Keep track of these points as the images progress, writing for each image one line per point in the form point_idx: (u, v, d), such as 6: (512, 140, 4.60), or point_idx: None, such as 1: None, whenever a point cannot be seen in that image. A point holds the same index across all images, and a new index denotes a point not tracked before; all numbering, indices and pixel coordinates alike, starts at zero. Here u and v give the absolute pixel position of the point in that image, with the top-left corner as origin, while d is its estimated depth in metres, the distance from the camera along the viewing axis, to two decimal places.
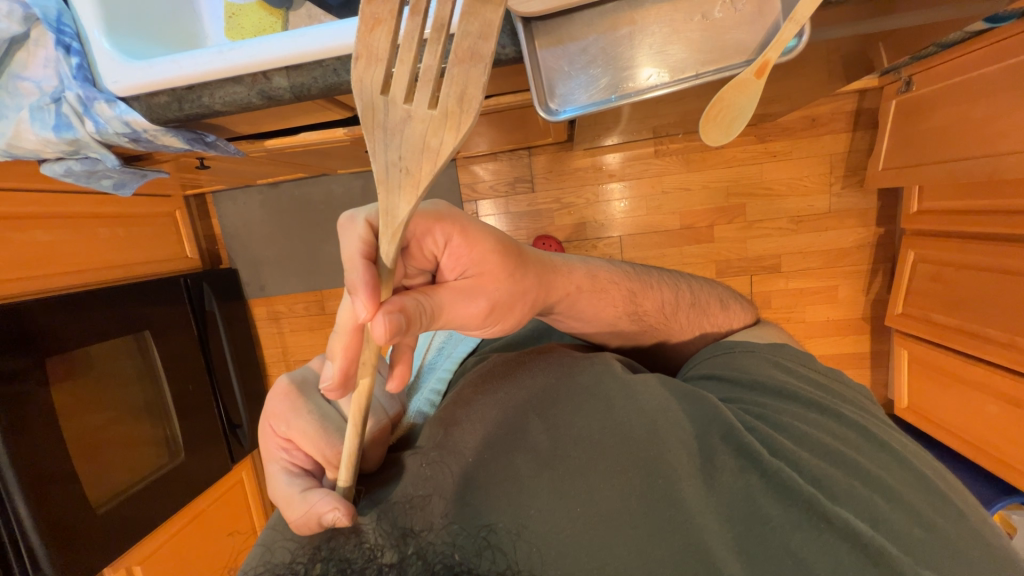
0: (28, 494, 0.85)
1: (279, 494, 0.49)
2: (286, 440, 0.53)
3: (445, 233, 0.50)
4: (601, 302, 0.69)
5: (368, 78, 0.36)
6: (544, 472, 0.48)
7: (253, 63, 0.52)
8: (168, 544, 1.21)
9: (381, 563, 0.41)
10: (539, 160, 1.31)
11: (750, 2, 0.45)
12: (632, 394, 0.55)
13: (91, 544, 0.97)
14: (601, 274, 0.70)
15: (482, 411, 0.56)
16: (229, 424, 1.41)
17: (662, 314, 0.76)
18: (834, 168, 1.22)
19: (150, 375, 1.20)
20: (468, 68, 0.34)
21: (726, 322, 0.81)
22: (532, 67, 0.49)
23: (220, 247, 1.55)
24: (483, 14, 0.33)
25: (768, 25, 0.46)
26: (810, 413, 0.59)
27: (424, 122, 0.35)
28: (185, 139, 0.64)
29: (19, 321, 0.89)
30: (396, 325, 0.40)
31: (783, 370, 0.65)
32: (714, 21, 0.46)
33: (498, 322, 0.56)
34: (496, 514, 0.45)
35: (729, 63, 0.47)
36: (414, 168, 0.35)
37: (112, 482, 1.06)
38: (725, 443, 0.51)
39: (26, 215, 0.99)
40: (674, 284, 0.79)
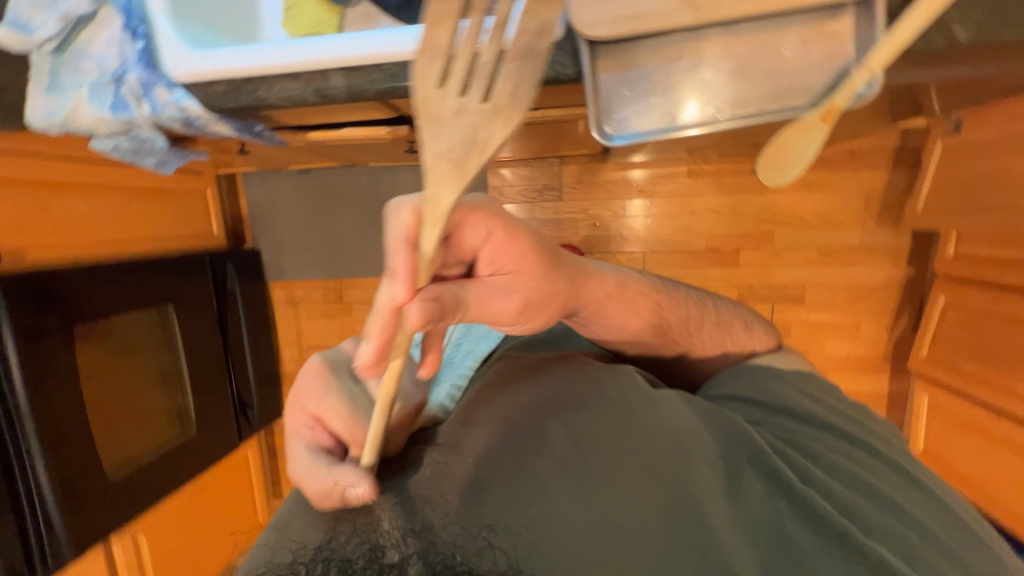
0: (46, 455, 0.87)
1: (303, 468, 0.49)
2: (317, 416, 0.54)
3: (488, 226, 0.50)
4: (628, 313, 0.69)
5: (425, 68, 0.35)
6: (567, 480, 0.47)
7: (311, 62, 0.53)
8: (172, 515, 1.23)
9: (383, 563, 0.38)
10: (569, 170, 1.30)
11: (821, 44, 0.45)
12: (656, 410, 0.55)
13: (102, 509, 1.00)
14: (630, 284, 0.68)
15: (504, 414, 0.55)
16: (239, 402, 1.43)
17: (685, 329, 0.75)
18: (870, 203, 1.20)
19: (169, 346, 1.23)
20: (523, 65, 0.34)
21: (750, 344, 0.78)
22: (592, 88, 0.48)
23: (244, 227, 1.56)
24: (543, 13, 0.34)
25: (836, 67, 0.45)
26: (835, 443, 0.59)
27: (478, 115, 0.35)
28: (235, 127, 0.64)
29: (45, 287, 0.90)
30: (430, 314, 0.40)
31: (807, 397, 0.65)
32: (783, 59, 0.46)
33: (530, 320, 0.55)
34: (500, 516, 0.43)
35: (789, 104, 0.47)
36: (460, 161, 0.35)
37: (125, 449, 1.09)
38: (751, 467, 0.52)
39: (64, 184, 1.00)
40: (700, 301, 0.78)
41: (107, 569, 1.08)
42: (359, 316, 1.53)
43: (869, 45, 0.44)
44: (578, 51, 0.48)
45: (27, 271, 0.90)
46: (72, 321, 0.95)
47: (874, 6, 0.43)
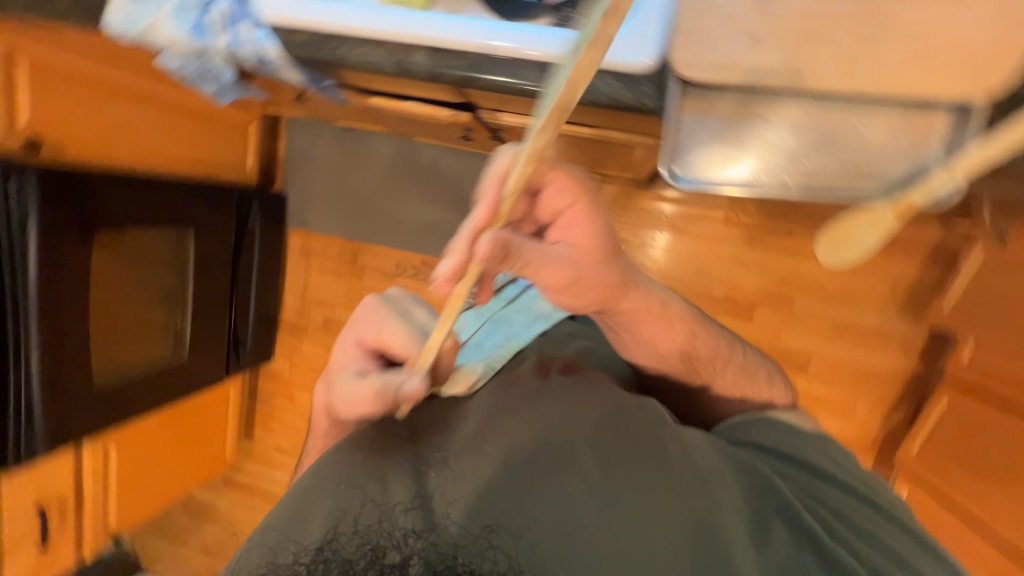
0: (42, 350, 0.88)
1: (362, 387, 0.48)
2: (376, 344, 0.52)
3: (572, 198, 0.53)
4: (661, 330, 0.68)
5: None
6: (594, 503, 0.47)
7: (399, 34, 0.53)
8: (145, 433, 1.24)
9: (383, 563, 0.42)
10: (608, 189, 1.30)
11: (908, 136, 0.45)
12: (685, 447, 0.54)
13: (80, 414, 1.00)
14: (669, 306, 0.68)
15: (529, 420, 0.54)
16: (234, 339, 1.45)
17: (710, 365, 0.72)
18: (895, 292, 1.19)
19: (178, 269, 1.22)
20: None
21: (772, 398, 0.72)
22: (671, 124, 0.48)
23: (277, 169, 1.56)
24: None
25: (916, 158, 0.45)
26: (861, 505, 0.56)
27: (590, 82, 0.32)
28: (304, 77, 0.64)
29: (76, 186, 0.90)
30: (496, 252, 0.41)
31: (829, 456, 0.62)
32: (863, 139, 0.46)
33: (574, 297, 0.57)
34: (507, 522, 0.46)
35: (862, 184, 0.47)
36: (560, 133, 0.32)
37: (115, 359, 1.09)
38: (782, 520, 0.51)
39: (117, 90, 0.99)
40: (728, 341, 0.75)
41: (73, 471, 1.09)
42: (369, 282, 1.53)
43: (959, 143, 0.43)
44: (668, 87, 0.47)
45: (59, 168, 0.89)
46: (90, 223, 0.94)
47: (968, 113, 0.43)
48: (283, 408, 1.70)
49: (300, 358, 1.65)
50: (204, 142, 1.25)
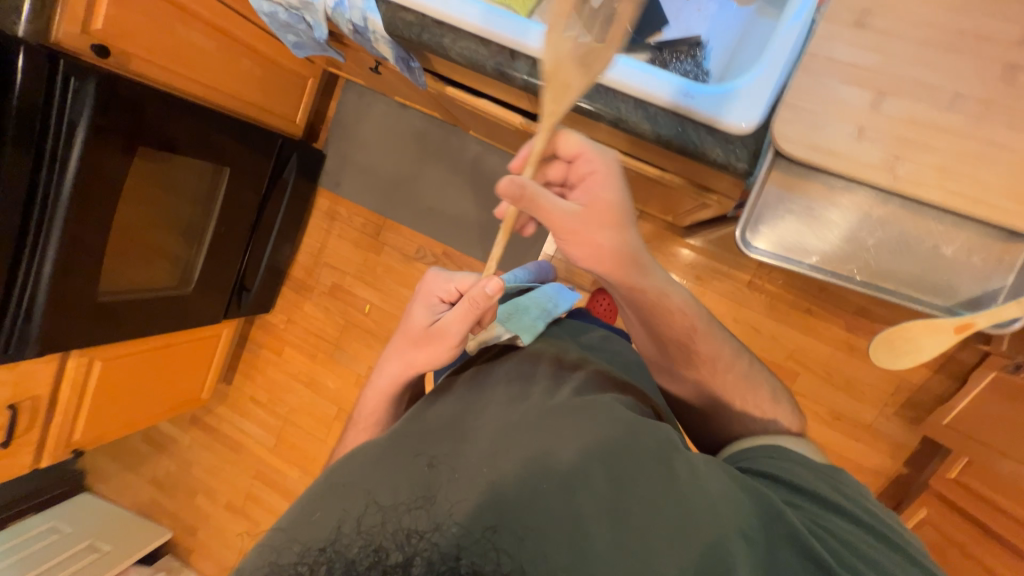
0: (61, 254, 0.86)
1: (457, 307, 0.63)
2: (456, 292, 0.69)
3: (591, 167, 0.60)
4: (666, 323, 0.73)
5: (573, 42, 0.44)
6: (603, 519, 0.46)
7: (508, 38, 0.53)
8: (131, 357, 1.22)
9: (386, 564, 0.42)
10: (642, 226, 1.31)
11: (929, 249, 0.63)
12: (695, 477, 0.51)
13: (77, 325, 0.98)
14: (672, 298, 0.72)
15: (537, 432, 0.51)
16: (240, 283, 1.43)
17: (710, 364, 0.75)
18: (897, 392, 1.19)
19: (206, 203, 1.21)
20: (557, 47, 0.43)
21: (776, 416, 0.72)
22: (760, 191, 0.65)
23: (322, 127, 1.55)
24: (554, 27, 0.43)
25: (935, 274, 0.63)
26: (871, 539, 0.53)
27: (569, 55, 0.43)
28: (396, 54, 0.64)
29: (138, 103, 0.88)
30: (513, 188, 0.50)
31: (839, 491, 0.58)
32: (899, 246, 0.64)
33: (580, 250, 0.59)
34: (511, 529, 0.45)
35: (884, 283, 0.65)
36: (560, 94, 0.44)
37: (124, 277, 1.08)
38: (787, 550, 0.49)
39: (194, 16, 0.98)
40: (735, 350, 0.77)
41: (53, 380, 1.06)
42: (386, 258, 1.52)
43: (964, 273, 0.62)
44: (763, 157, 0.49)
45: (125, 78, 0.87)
46: (136, 141, 0.90)
47: (978, 256, 0.62)
48: (268, 361, 1.68)
49: (299, 316, 1.63)
50: (262, 87, 1.24)
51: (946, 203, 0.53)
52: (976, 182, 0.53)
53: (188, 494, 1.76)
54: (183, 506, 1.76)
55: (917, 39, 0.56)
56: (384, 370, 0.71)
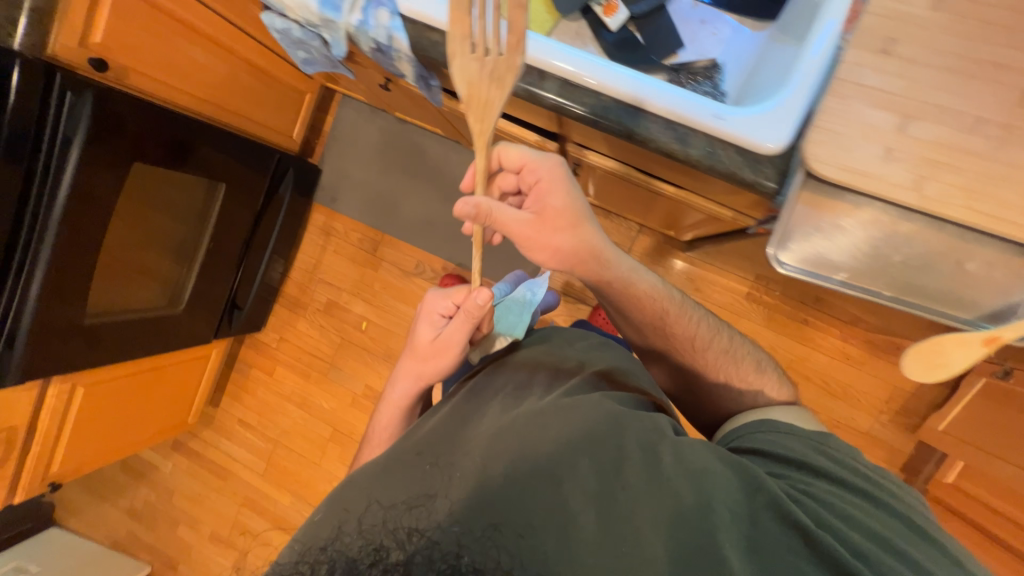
0: (50, 275, 0.82)
1: (460, 322, 0.68)
2: (455, 308, 0.72)
3: (535, 174, 0.65)
4: (638, 312, 0.75)
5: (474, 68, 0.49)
6: (589, 509, 0.49)
7: (537, 60, 0.53)
8: (116, 382, 1.15)
9: (386, 562, 0.46)
10: (643, 240, 1.33)
11: (1002, 271, 0.50)
12: (678, 454, 0.53)
13: (62, 350, 0.93)
14: (639, 287, 0.73)
15: (521, 428, 0.55)
16: (231, 302, 1.38)
17: (689, 343, 0.76)
18: (892, 399, 1.23)
19: (200, 219, 1.17)
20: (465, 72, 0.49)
21: (761, 386, 0.74)
22: (786, 213, 0.52)
23: (317, 142, 1.53)
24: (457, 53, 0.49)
25: (1008, 297, 0.51)
26: (858, 501, 0.54)
27: (479, 77, 0.49)
28: (416, 73, 0.62)
29: (137, 119, 0.85)
30: (468, 210, 0.57)
31: (823, 454, 0.60)
32: (963, 270, 0.51)
33: (535, 249, 0.67)
34: (505, 522, 0.48)
35: (953, 313, 0.54)
36: (482, 112, 0.50)
37: (113, 297, 1.03)
38: (771, 515, 0.50)
39: (193, 30, 0.96)
40: (713, 325, 0.78)
41: (32, 407, 0.99)
42: (383, 274, 1.50)
43: None
44: (791, 176, 0.51)
45: (123, 94, 0.84)
46: (131, 157, 0.86)
47: None
48: (259, 381, 1.62)
49: (292, 335, 1.59)
50: (259, 102, 1.21)
51: (968, 223, 0.46)
52: (1002, 203, 0.45)
53: (169, 525, 1.66)
54: (163, 539, 1.66)
55: (944, 61, 0.48)
56: (395, 389, 0.75)
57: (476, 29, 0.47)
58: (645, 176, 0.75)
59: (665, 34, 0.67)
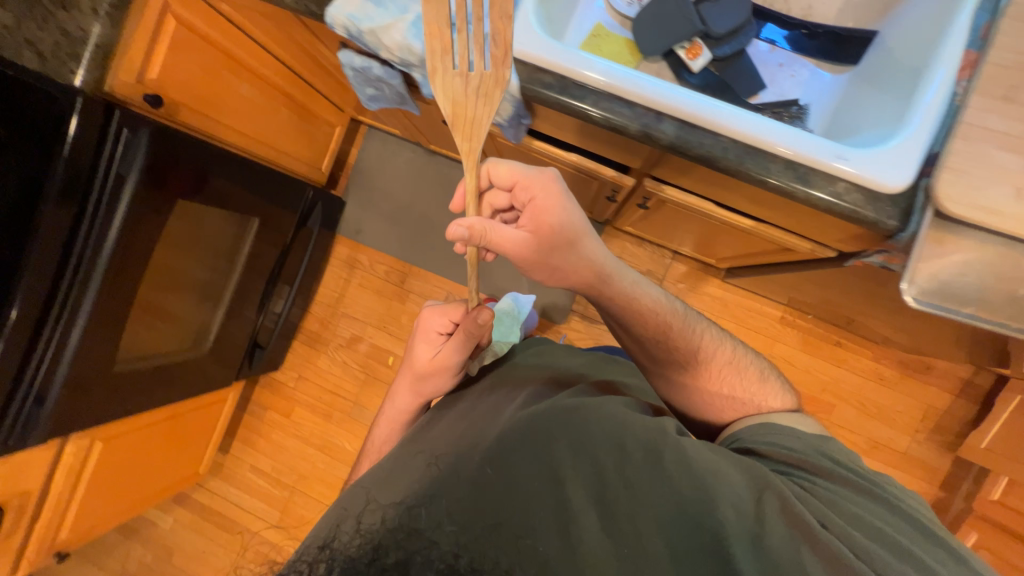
0: (90, 321, 0.75)
1: (456, 341, 0.70)
2: (452, 325, 0.74)
3: (531, 193, 0.60)
4: (638, 325, 0.69)
5: (452, 82, 0.51)
6: (591, 509, 0.48)
7: (657, 102, 0.54)
8: (132, 433, 1.05)
9: (383, 563, 0.40)
10: (677, 267, 1.35)
11: None
12: (684, 454, 0.51)
13: (87, 403, 0.84)
14: (638, 299, 0.67)
15: (518, 427, 0.54)
16: (253, 341, 1.30)
17: (690, 356, 0.69)
18: (926, 417, 1.26)
19: (229, 258, 1.10)
20: (446, 88, 0.51)
21: (766, 397, 0.67)
22: (918, 252, 0.52)
23: (342, 174, 1.50)
24: (436, 71, 0.51)
25: None
26: (860, 499, 0.53)
27: (464, 93, 0.52)
28: (514, 112, 0.63)
29: (185, 156, 0.80)
30: (458, 235, 0.53)
31: (822, 455, 0.58)
32: None
33: (530, 268, 0.63)
34: (505, 518, 0.46)
35: None
36: (469, 130, 0.53)
37: (142, 342, 0.95)
38: (776, 513, 0.48)
39: (243, 66, 0.93)
40: (715, 337, 0.71)
41: (47, 469, 0.89)
42: (412, 306, 1.46)
43: None
44: (915, 214, 0.52)
45: (174, 130, 0.80)
46: (175, 194, 0.81)
47: None
48: (274, 424, 1.52)
49: (312, 372, 1.51)
50: (294, 135, 1.18)
51: None
52: None
53: None
54: None
55: None
56: (396, 403, 0.78)
57: (457, 45, 0.50)
58: (725, 210, 0.75)
59: (751, 76, 0.71)
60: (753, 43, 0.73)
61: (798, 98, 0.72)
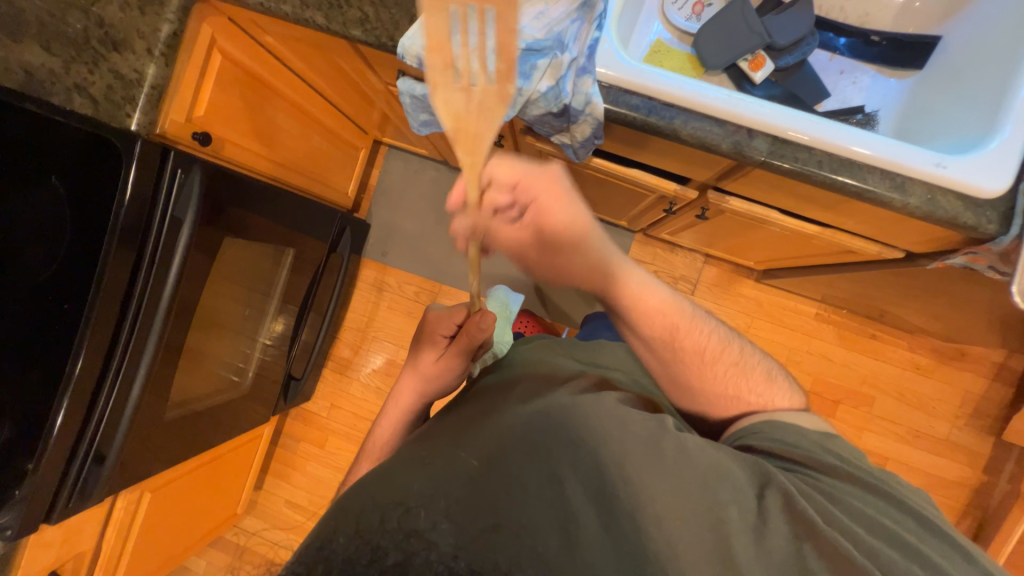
0: (151, 370, 0.72)
1: (464, 344, 0.67)
2: (457, 326, 0.68)
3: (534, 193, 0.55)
4: (643, 328, 0.62)
5: (452, 96, 0.43)
6: (592, 507, 0.46)
7: (749, 120, 0.55)
8: (177, 480, 1.01)
9: (383, 564, 0.38)
10: (710, 271, 1.35)
11: None
12: (684, 447, 0.49)
13: (140, 455, 0.80)
14: (647, 301, 0.61)
15: (515, 423, 0.51)
16: (288, 374, 1.27)
17: (699, 358, 0.62)
18: (964, 404, 1.28)
19: (267, 291, 1.05)
20: (448, 104, 0.44)
21: (772, 399, 0.61)
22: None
23: (364, 196, 1.48)
24: (438, 90, 0.43)
25: None
26: (864, 494, 0.50)
27: (468, 109, 0.44)
28: (591, 135, 0.61)
29: (232, 192, 0.78)
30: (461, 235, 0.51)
31: (825, 450, 0.54)
32: None
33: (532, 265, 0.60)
34: (506, 517, 0.44)
35: None
36: (473, 147, 0.46)
37: (192, 389, 0.91)
38: (778, 504, 0.47)
39: (282, 96, 0.92)
40: (724, 336, 0.64)
41: (98, 526, 0.85)
42: None
43: None
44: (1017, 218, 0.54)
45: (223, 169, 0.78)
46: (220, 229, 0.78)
47: None
48: (308, 455, 1.48)
49: (345, 400, 1.48)
50: (322, 160, 1.16)
51: None
52: None
53: None
54: None
55: None
56: (398, 403, 0.71)
57: (459, 58, 0.42)
58: (792, 218, 0.75)
59: (814, 85, 0.76)
60: (814, 53, 0.78)
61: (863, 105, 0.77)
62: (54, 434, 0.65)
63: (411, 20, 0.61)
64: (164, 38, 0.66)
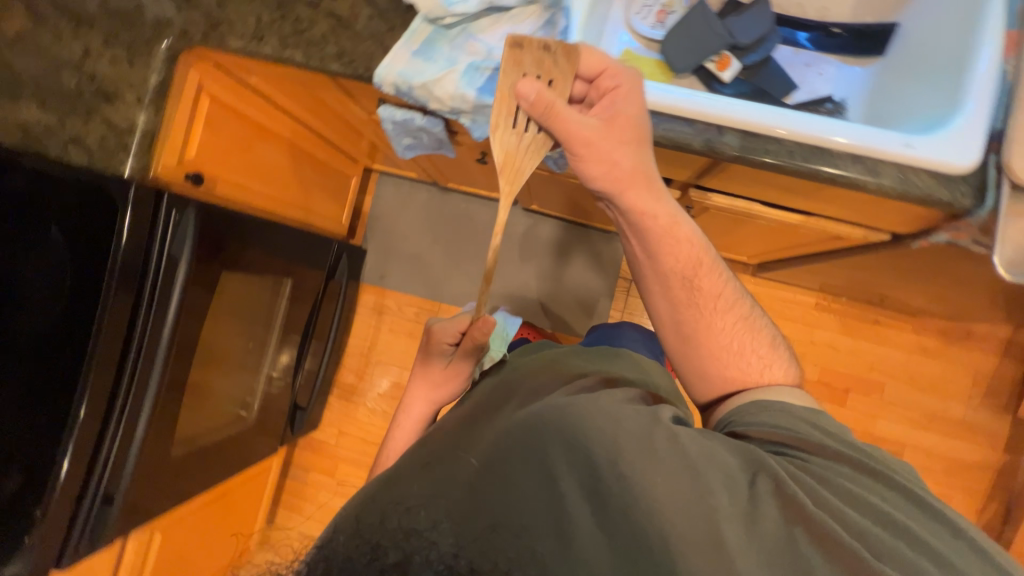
0: (154, 408, 0.73)
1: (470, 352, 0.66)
2: (461, 334, 0.68)
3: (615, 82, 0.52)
4: (672, 257, 0.57)
5: (509, 134, 0.50)
6: (584, 504, 0.45)
7: (717, 117, 0.56)
8: (188, 517, 1.01)
9: (383, 563, 0.37)
10: None
11: None
12: (674, 436, 0.48)
13: (148, 494, 0.80)
14: (682, 227, 0.57)
15: (511, 428, 0.52)
16: (294, 404, 1.27)
17: (714, 303, 0.59)
18: (976, 382, 1.27)
19: (268, 321, 1.07)
20: (502, 139, 0.50)
21: (773, 364, 0.59)
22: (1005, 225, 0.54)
23: (359, 223, 1.51)
24: (500, 130, 0.49)
25: None
26: (854, 474, 0.48)
27: (519, 147, 0.50)
28: None
29: (227, 228, 0.80)
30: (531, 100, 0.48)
31: (816, 428, 0.52)
32: None
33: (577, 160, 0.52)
34: (501, 516, 0.44)
35: None
36: (515, 177, 0.50)
37: (197, 426, 0.91)
38: (770, 490, 0.45)
39: (270, 131, 0.95)
40: (738, 290, 0.62)
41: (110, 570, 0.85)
42: None
43: None
44: (991, 191, 0.54)
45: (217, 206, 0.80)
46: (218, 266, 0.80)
47: None
48: (319, 485, 1.47)
49: (352, 426, 1.47)
50: (315, 191, 1.19)
51: None
52: None
53: None
54: None
55: None
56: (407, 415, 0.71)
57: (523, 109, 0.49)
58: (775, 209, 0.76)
59: (782, 79, 0.78)
60: (778, 48, 0.80)
61: (831, 94, 0.78)
62: (60, 477, 0.66)
63: (385, 50, 0.63)
64: (153, 87, 0.69)
